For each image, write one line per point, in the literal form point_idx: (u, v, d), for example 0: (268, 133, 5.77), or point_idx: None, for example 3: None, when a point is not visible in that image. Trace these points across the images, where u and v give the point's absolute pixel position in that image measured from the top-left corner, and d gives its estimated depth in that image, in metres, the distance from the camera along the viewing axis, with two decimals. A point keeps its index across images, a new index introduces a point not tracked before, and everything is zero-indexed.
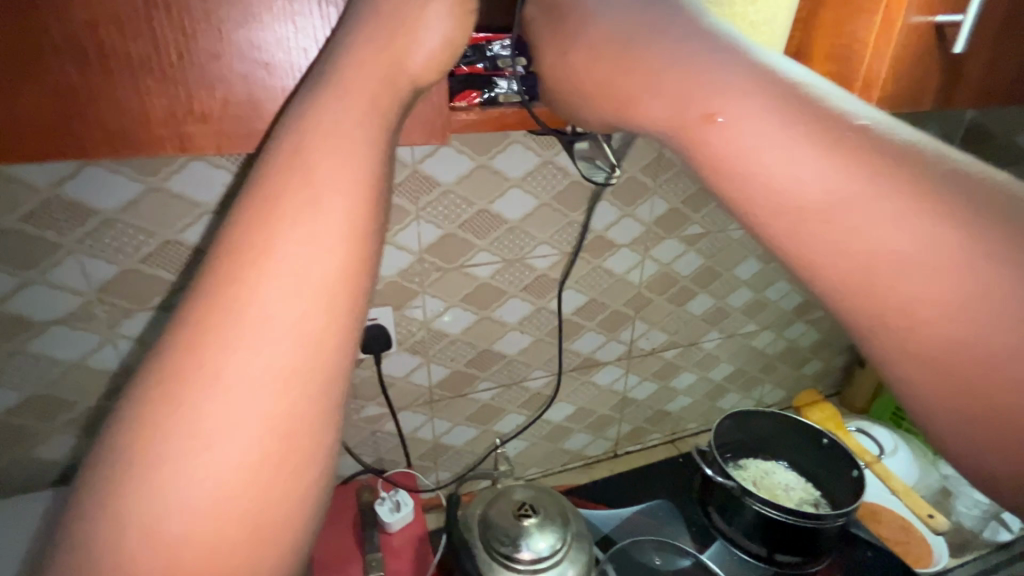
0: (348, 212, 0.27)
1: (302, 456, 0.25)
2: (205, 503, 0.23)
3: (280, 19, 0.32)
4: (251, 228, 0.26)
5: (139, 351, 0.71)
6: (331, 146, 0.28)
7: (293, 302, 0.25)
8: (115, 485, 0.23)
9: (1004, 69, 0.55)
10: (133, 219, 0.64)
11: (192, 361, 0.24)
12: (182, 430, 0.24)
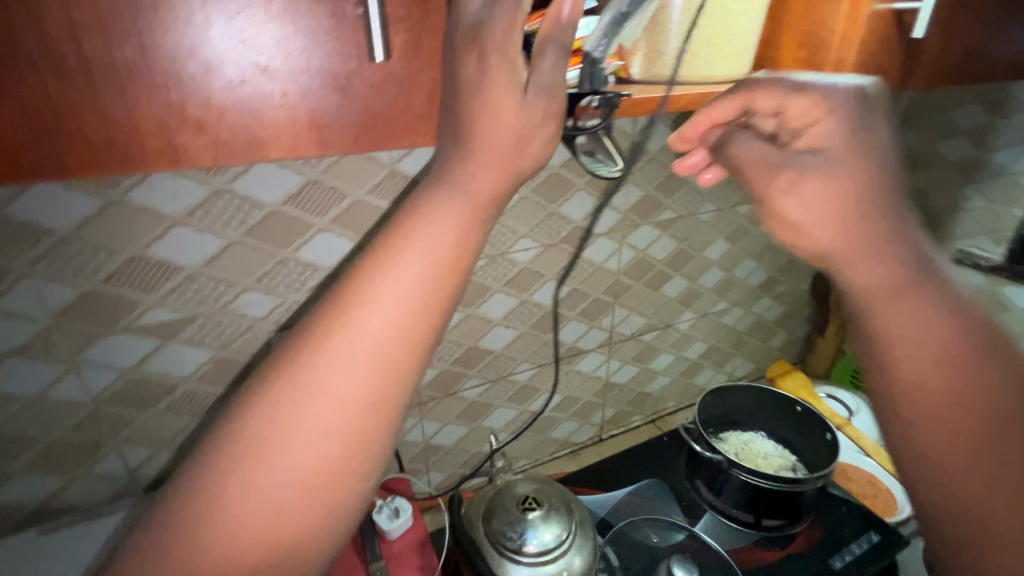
0: (396, 318, 0.37)
1: (352, 468, 0.36)
2: (287, 480, 0.35)
3: (277, 18, 0.30)
4: (326, 323, 0.37)
5: (106, 378, 0.67)
6: (383, 262, 0.37)
7: (348, 382, 0.36)
8: (236, 447, 0.35)
9: (954, 50, 0.59)
10: (93, 237, 0.59)
11: (304, 381, 0.36)
12: (265, 458, 0.35)
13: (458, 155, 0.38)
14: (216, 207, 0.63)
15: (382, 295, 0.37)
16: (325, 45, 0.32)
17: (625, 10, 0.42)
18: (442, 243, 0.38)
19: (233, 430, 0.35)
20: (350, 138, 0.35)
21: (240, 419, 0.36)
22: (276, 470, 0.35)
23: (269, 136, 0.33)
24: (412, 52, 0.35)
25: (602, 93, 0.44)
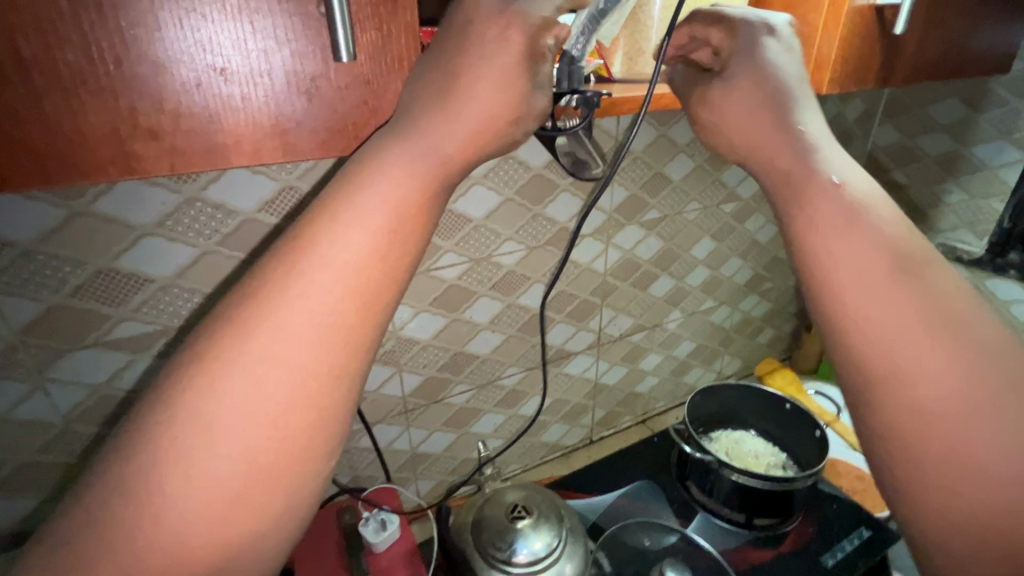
0: (340, 282, 0.37)
1: (310, 430, 0.36)
2: (240, 442, 0.34)
3: (234, 19, 0.29)
4: (266, 289, 0.36)
5: (75, 396, 0.64)
6: (328, 228, 0.37)
7: (292, 348, 0.35)
8: (184, 409, 0.34)
9: (934, 45, 0.59)
10: (57, 249, 0.56)
11: (252, 341, 0.35)
12: (204, 428, 0.34)
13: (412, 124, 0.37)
14: (188, 215, 0.61)
15: (326, 260, 0.36)
16: (287, 47, 0.30)
17: (603, 7, 0.40)
18: (395, 198, 0.38)
19: (169, 399, 0.34)
20: (317, 143, 0.33)
21: (176, 389, 0.35)
22: (216, 439, 0.34)
23: (230, 142, 0.31)
24: (381, 53, 0.33)
25: (581, 92, 0.43)
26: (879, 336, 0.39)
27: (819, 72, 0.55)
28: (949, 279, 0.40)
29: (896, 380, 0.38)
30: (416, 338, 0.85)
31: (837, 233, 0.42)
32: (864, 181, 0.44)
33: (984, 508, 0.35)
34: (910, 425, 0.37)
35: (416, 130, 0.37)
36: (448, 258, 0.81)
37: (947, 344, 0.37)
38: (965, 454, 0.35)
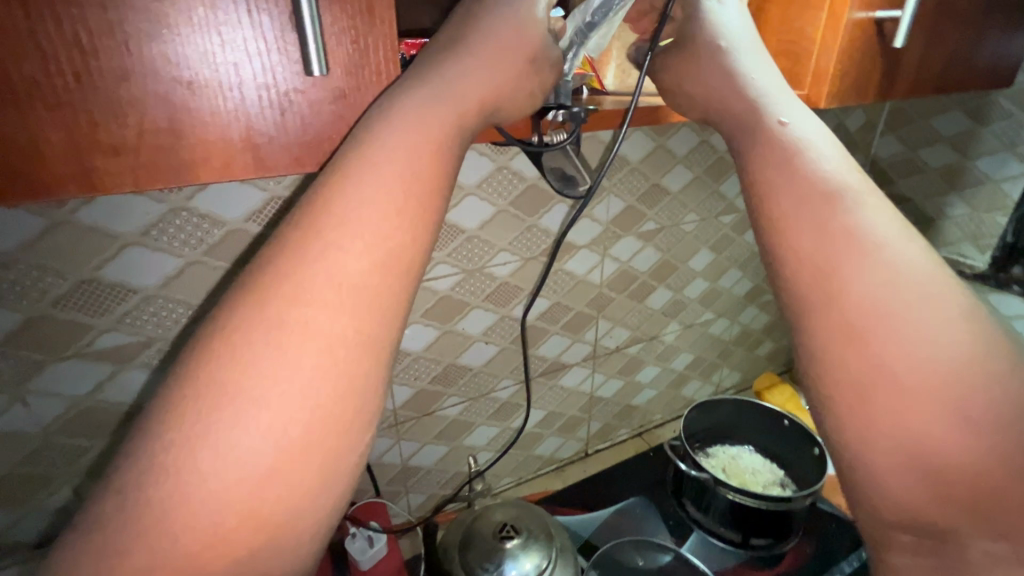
0: (370, 245, 0.34)
1: (342, 408, 0.33)
2: (268, 440, 0.31)
3: (202, 31, 0.27)
4: (288, 258, 0.33)
5: (56, 408, 0.62)
6: (352, 192, 0.33)
7: (318, 319, 0.32)
8: (195, 421, 0.30)
9: (935, 59, 0.58)
10: (38, 259, 0.55)
11: (263, 332, 0.32)
12: (228, 416, 0.30)
13: (390, 119, 0.34)
14: (173, 225, 0.60)
15: (355, 223, 0.33)
16: (257, 61, 0.29)
17: (589, 20, 0.40)
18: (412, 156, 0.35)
19: (190, 391, 0.31)
20: (291, 158, 0.32)
21: (196, 378, 0.31)
22: (244, 427, 0.30)
23: (198, 158, 0.30)
24: (356, 67, 0.32)
25: (567, 107, 0.42)
26: (812, 267, 0.39)
27: (817, 85, 0.54)
28: (884, 212, 0.40)
29: (827, 307, 0.38)
30: (415, 353, 0.84)
31: (775, 172, 0.42)
32: (808, 123, 0.44)
33: (918, 431, 0.34)
34: (841, 352, 0.37)
35: (392, 127, 0.34)
36: (441, 269, 0.80)
37: (876, 271, 0.37)
38: (894, 377, 0.35)
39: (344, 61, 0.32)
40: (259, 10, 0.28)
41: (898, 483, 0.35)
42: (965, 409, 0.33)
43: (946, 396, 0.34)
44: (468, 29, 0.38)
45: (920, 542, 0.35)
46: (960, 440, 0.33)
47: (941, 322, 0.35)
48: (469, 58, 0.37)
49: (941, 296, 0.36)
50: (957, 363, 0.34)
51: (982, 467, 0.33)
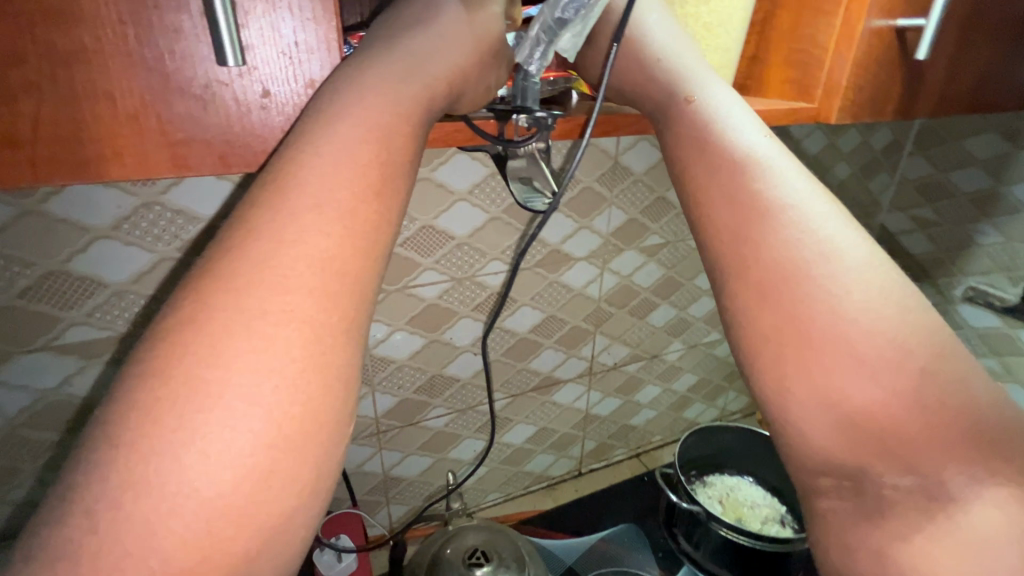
0: (366, 206, 0.28)
1: (332, 380, 0.26)
2: (239, 433, 0.24)
3: (104, 13, 0.24)
4: (267, 209, 0.27)
5: (21, 399, 0.61)
6: (347, 149, 0.28)
7: (312, 290, 0.26)
8: (142, 426, 0.23)
9: (966, 74, 0.53)
10: (5, 247, 0.54)
11: (230, 304, 0.25)
12: (207, 418, 0.23)
13: (360, 98, 0.29)
14: (146, 219, 0.58)
15: (353, 182, 0.28)
16: (169, 46, 0.25)
17: (560, 16, 0.35)
18: (393, 105, 0.30)
19: (153, 393, 0.23)
20: (216, 157, 0.29)
21: (153, 378, 0.24)
22: (231, 427, 0.23)
23: (106, 152, 0.26)
24: (292, 60, 0.28)
25: (530, 112, 0.38)
26: (723, 233, 0.34)
27: (830, 98, 0.49)
28: (785, 163, 0.35)
29: (737, 272, 0.33)
30: (402, 360, 0.81)
31: (680, 136, 0.38)
32: (708, 81, 0.39)
33: (834, 390, 0.29)
34: (755, 313, 0.32)
35: (366, 101, 0.29)
36: (430, 275, 0.77)
37: (779, 223, 0.32)
38: (802, 332, 0.30)
39: (277, 52, 0.28)
40: None
41: (820, 444, 0.29)
42: (881, 357, 0.28)
43: (855, 342, 0.29)
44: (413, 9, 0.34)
45: (840, 487, 0.30)
46: (875, 391, 0.28)
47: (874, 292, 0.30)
48: (420, 41, 0.33)
49: (845, 240, 0.32)
50: (867, 311, 0.29)
51: (897, 413, 0.28)
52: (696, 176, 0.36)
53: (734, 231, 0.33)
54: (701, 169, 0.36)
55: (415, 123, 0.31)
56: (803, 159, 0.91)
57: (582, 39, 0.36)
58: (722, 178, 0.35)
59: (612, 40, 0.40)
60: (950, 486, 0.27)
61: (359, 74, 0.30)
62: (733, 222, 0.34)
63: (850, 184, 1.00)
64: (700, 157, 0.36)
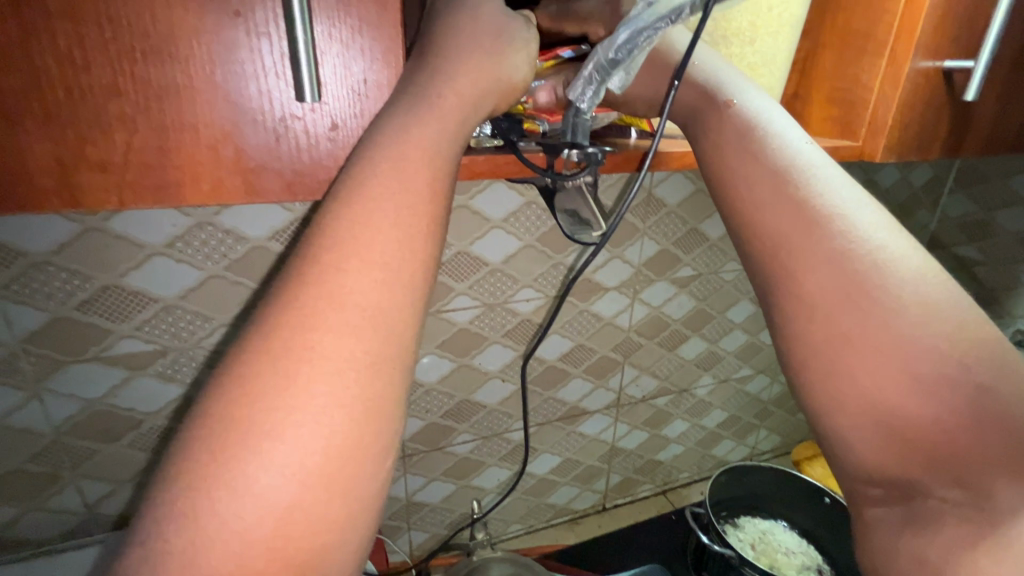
0: (392, 243, 0.28)
1: (377, 413, 0.26)
2: (291, 462, 0.24)
3: (200, 51, 0.26)
4: (322, 239, 0.28)
5: (69, 407, 0.63)
6: (396, 188, 0.29)
7: (337, 330, 0.26)
8: (208, 450, 0.24)
9: (1015, 113, 0.52)
10: (68, 262, 0.57)
11: (287, 334, 0.25)
12: (237, 458, 0.23)
13: (406, 130, 0.30)
14: (198, 239, 0.61)
15: (380, 221, 0.28)
16: (251, 84, 0.27)
17: (614, 56, 0.35)
18: (444, 147, 0.31)
19: (204, 428, 0.24)
20: (284, 185, 0.30)
21: (201, 418, 0.24)
22: (282, 455, 0.24)
23: (185, 179, 0.28)
24: (359, 97, 0.30)
25: (581, 148, 0.38)
26: (782, 263, 0.34)
27: (874, 137, 0.49)
28: (846, 188, 0.34)
29: (797, 305, 0.33)
30: (429, 384, 0.82)
31: (731, 167, 0.37)
32: (753, 97, 0.39)
33: (895, 411, 0.29)
34: (817, 344, 0.32)
35: (413, 135, 0.30)
36: (463, 300, 0.78)
37: (842, 247, 0.32)
38: (864, 359, 0.30)
39: (348, 89, 0.29)
40: (259, 34, 0.26)
41: (878, 469, 0.30)
42: (944, 379, 0.29)
43: (915, 364, 0.29)
44: (456, 30, 0.34)
45: (889, 496, 0.31)
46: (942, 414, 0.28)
47: (938, 328, 0.29)
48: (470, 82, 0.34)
49: (917, 268, 0.32)
50: (938, 350, 0.29)
51: (968, 445, 0.28)
52: (756, 208, 0.35)
53: (794, 265, 0.33)
54: (760, 196, 0.35)
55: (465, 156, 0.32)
56: None
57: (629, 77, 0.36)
58: (783, 206, 0.34)
59: (673, 81, 0.38)
60: (1005, 502, 0.27)
61: (407, 103, 0.30)
62: (799, 260, 0.33)
63: None
64: (758, 185, 0.35)
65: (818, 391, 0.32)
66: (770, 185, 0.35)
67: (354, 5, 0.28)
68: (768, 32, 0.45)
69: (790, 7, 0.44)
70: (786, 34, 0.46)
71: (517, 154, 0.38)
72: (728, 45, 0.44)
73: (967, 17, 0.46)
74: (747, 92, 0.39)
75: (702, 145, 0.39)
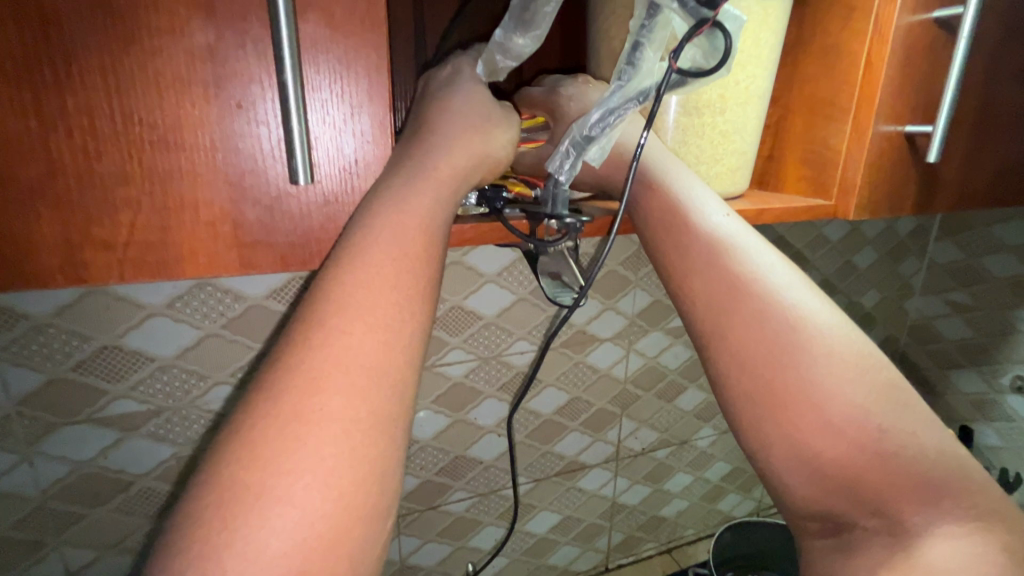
0: (393, 310, 0.29)
1: (371, 471, 0.26)
2: (294, 528, 0.24)
3: (205, 138, 0.28)
4: (315, 309, 0.29)
5: (58, 469, 0.62)
6: (388, 255, 0.30)
7: (343, 395, 0.27)
8: (203, 520, 0.24)
9: (979, 172, 0.54)
10: (67, 323, 0.58)
11: (283, 401, 0.26)
12: (247, 524, 0.24)
13: (403, 202, 0.31)
14: (197, 298, 0.62)
15: (385, 290, 0.29)
16: (250, 164, 0.29)
17: (588, 133, 0.37)
18: (431, 216, 0.32)
19: (199, 495, 0.24)
20: (278, 257, 0.32)
21: (205, 487, 0.25)
22: (284, 522, 0.24)
23: (183, 256, 0.30)
24: (349, 173, 0.32)
25: (560, 218, 0.40)
26: (732, 315, 0.35)
27: (846, 195, 0.51)
28: (767, 252, 0.37)
29: (743, 365, 0.34)
30: (424, 441, 0.81)
31: (674, 219, 0.38)
32: (675, 165, 0.41)
33: (823, 451, 0.31)
34: (752, 399, 0.34)
35: (409, 205, 0.31)
36: (458, 354, 0.79)
37: (776, 305, 0.34)
38: (799, 408, 0.32)
39: (339, 167, 0.32)
40: (258, 121, 0.29)
41: (812, 499, 0.32)
42: (860, 423, 0.31)
43: (829, 412, 0.32)
44: (443, 107, 0.37)
45: (824, 529, 0.33)
46: (860, 451, 0.31)
47: (852, 375, 0.32)
48: (447, 140, 0.35)
49: (828, 317, 0.35)
50: (856, 395, 0.32)
51: (877, 479, 0.31)
52: (696, 263, 0.37)
53: (731, 316, 0.35)
54: (697, 253, 0.37)
55: (444, 214, 0.33)
56: (826, 246, 0.93)
57: (608, 149, 0.38)
58: (716, 265, 0.36)
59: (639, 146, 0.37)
60: (911, 524, 0.30)
61: (395, 176, 0.32)
62: (734, 317, 0.35)
63: (877, 268, 0.99)
64: (693, 242, 0.37)
65: (765, 435, 0.33)
66: (702, 245, 0.37)
67: (342, 89, 0.30)
68: (736, 103, 0.47)
69: (755, 80, 0.47)
70: (753, 104, 0.48)
71: (500, 220, 0.40)
72: (700, 116, 0.47)
73: (922, 88, 0.49)
74: (667, 158, 0.41)
75: (633, 202, 0.40)
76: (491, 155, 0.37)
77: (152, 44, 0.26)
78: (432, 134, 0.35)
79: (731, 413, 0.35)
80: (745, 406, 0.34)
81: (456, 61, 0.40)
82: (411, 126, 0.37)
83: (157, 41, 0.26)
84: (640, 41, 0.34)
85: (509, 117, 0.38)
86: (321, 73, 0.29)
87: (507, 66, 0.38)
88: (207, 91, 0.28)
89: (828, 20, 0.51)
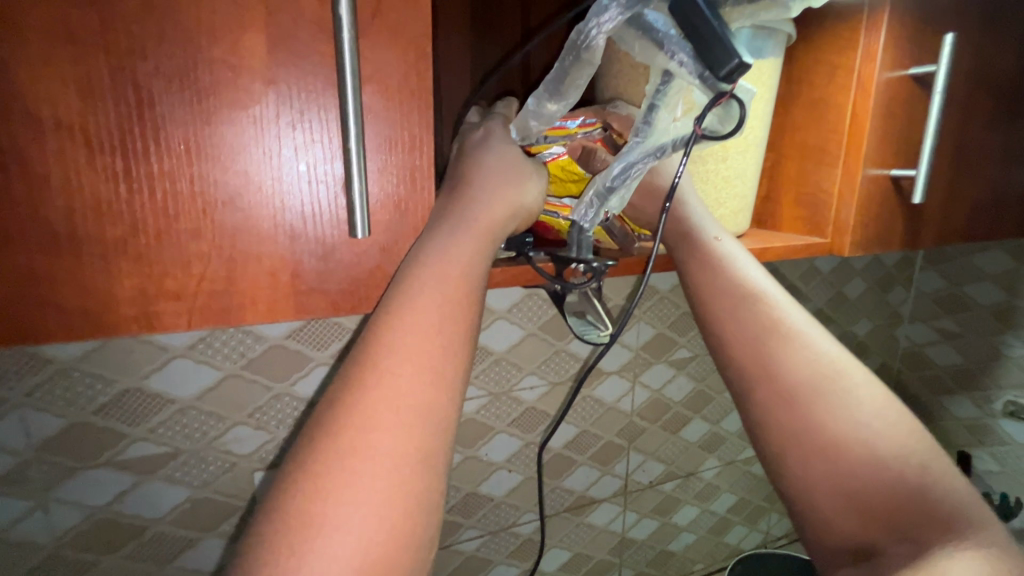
0: (438, 350, 0.32)
1: (417, 503, 0.28)
2: (352, 555, 0.26)
3: (268, 197, 0.31)
4: (368, 348, 0.31)
5: (72, 516, 0.62)
6: (432, 299, 0.33)
7: (394, 430, 0.29)
8: (274, 545, 0.26)
9: (958, 211, 0.59)
10: (92, 367, 0.59)
11: (342, 434, 0.28)
12: (312, 548, 0.26)
13: (446, 250, 0.34)
14: (219, 339, 0.64)
15: (429, 330, 0.32)
16: (308, 220, 0.32)
17: (610, 184, 0.40)
18: (473, 262, 0.35)
19: (268, 523, 0.26)
20: (330, 303, 0.34)
21: (274, 514, 0.27)
22: (342, 547, 0.26)
23: (246, 304, 0.32)
24: (397, 225, 0.35)
25: (586, 262, 0.43)
26: (772, 363, 0.39)
27: (840, 235, 0.55)
28: (795, 308, 0.41)
29: (780, 407, 0.38)
30: None
31: (710, 274, 0.42)
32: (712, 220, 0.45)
33: (854, 485, 0.35)
34: (781, 434, 0.38)
35: (451, 253, 0.34)
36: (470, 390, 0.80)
37: (811, 359, 0.39)
38: (829, 446, 0.36)
39: (387, 220, 0.34)
40: (317, 180, 0.32)
41: (843, 528, 0.35)
42: (884, 465, 0.35)
43: (860, 453, 0.35)
44: (478, 162, 0.40)
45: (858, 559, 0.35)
46: (888, 489, 0.34)
47: (874, 423, 0.36)
48: (484, 193, 0.38)
49: (847, 366, 0.39)
50: (882, 439, 0.36)
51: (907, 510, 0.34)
52: (737, 314, 0.41)
53: (770, 362, 0.39)
54: (739, 307, 0.41)
55: (483, 261, 0.36)
56: (818, 277, 0.97)
57: (627, 198, 0.41)
58: (755, 319, 0.40)
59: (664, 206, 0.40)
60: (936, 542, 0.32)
61: (437, 227, 0.35)
62: (776, 364, 0.39)
63: (866, 298, 1.03)
64: (733, 297, 0.41)
65: (802, 467, 0.37)
66: (742, 299, 0.41)
67: (394, 152, 0.33)
68: (738, 151, 0.51)
69: (755, 131, 0.51)
70: (752, 152, 0.52)
71: (529, 265, 0.42)
72: (705, 163, 0.51)
73: (903, 137, 0.54)
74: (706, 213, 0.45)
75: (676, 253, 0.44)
76: (523, 204, 0.40)
77: (229, 116, 0.29)
78: (471, 187, 0.39)
79: (756, 433, 0.40)
80: (785, 441, 0.38)
81: (488, 122, 0.44)
82: (450, 180, 0.40)
83: (234, 113, 0.29)
84: (655, 104, 0.38)
85: (538, 170, 0.42)
86: (376, 137, 0.32)
87: (541, 129, 0.42)
88: (273, 155, 0.30)
89: (814, 76, 0.56)
